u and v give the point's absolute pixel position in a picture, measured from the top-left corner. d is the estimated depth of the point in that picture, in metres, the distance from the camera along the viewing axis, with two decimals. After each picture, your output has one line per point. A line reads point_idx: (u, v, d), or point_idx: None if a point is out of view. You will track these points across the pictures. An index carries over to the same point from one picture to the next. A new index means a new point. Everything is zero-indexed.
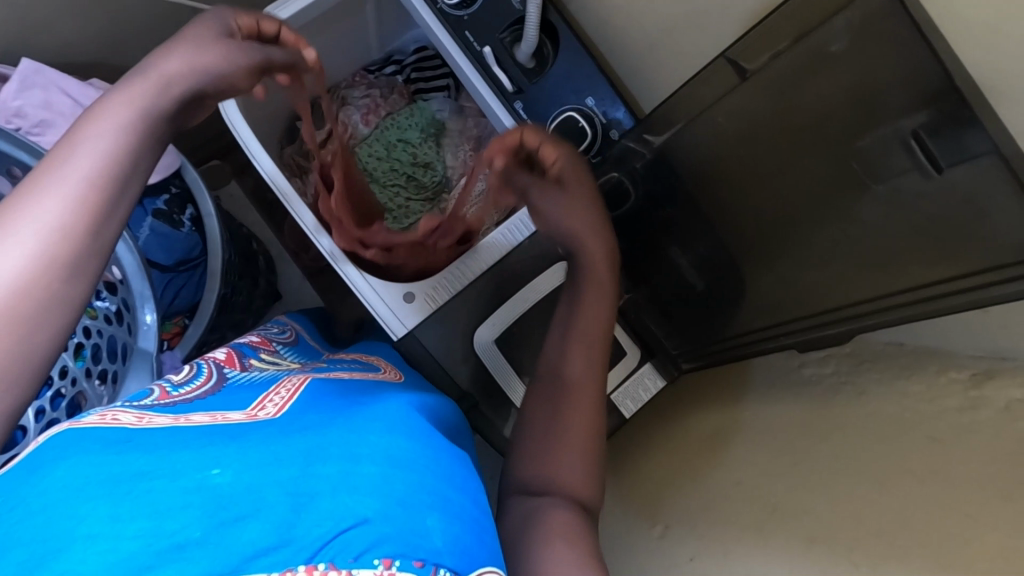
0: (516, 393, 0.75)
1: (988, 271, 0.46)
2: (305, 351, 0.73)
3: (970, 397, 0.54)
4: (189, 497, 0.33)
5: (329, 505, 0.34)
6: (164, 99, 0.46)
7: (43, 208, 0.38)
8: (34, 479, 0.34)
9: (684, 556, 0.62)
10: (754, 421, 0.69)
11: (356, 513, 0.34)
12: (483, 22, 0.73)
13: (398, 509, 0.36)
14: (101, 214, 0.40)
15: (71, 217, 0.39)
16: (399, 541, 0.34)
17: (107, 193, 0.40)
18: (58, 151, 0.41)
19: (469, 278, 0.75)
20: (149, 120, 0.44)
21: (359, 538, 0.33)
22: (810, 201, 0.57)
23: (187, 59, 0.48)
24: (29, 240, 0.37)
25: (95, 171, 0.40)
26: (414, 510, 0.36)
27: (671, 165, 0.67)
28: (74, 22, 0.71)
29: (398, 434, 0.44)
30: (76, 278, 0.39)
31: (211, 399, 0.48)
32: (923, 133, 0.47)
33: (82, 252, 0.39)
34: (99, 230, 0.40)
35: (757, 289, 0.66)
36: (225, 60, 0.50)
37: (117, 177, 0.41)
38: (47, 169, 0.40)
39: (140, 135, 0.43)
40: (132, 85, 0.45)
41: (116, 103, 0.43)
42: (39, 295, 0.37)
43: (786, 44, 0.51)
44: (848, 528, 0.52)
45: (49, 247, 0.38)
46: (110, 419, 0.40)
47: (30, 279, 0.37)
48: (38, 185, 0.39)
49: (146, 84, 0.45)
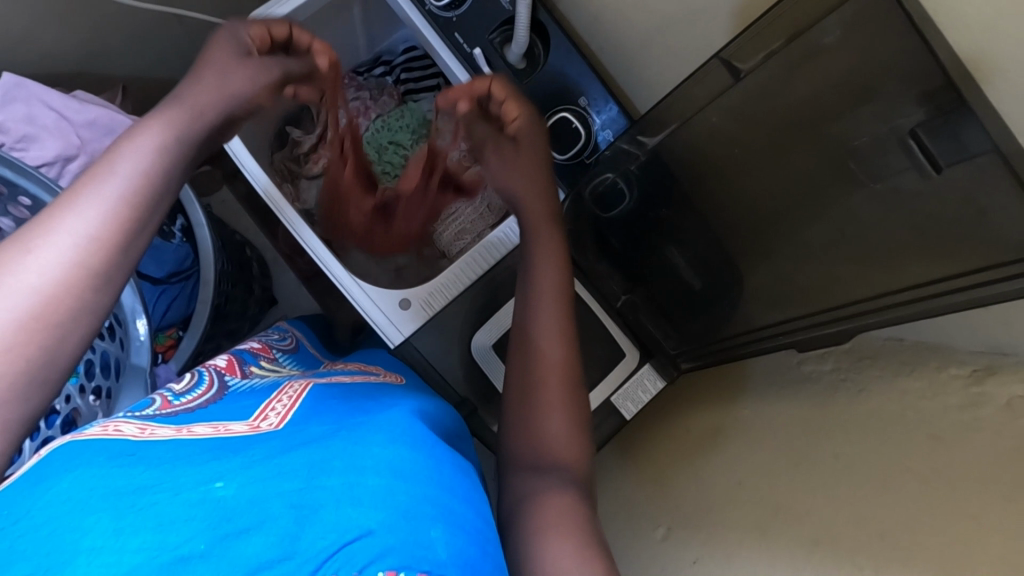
0: (497, 373, 0.74)
1: (990, 269, 0.45)
2: (304, 359, 0.72)
3: (972, 395, 0.54)
4: (192, 511, 0.31)
5: (334, 516, 0.33)
6: (196, 123, 0.50)
7: (78, 220, 0.40)
8: (35, 494, 0.33)
9: (688, 559, 0.62)
10: (754, 421, 0.68)
11: (360, 524, 0.33)
12: (472, 22, 0.72)
13: (401, 522, 0.35)
14: (130, 228, 0.42)
15: (104, 230, 0.41)
16: (403, 553, 0.33)
17: (140, 209, 0.43)
18: (96, 166, 0.43)
19: (465, 283, 0.75)
20: (186, 137, 0.48)
21: (363, 550, 0.32)
22: (809, 199, 0.56)
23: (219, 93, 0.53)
24: (63, 254, 0.39)
25: (132, 187, 0.43)
26: (418, 522, 0.36)
27: (666, 164, 0.66)
28: (54, 30, 0.69)
29: (401, 445, 0.44)
30: (104, 287, 0.40)
31: (213, 409, 0.47)
32: (922, 131, 0.46)
33: (110, 265, 0.41)
34: (127, 244, 0.42)
35: (754, 287, 0.65)
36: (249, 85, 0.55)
37: (151, 195, 0.44)
38: (84, 183, 0.42)
39: (176, 153, 0.47)
40: (167, 112, 0.49)
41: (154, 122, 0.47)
42: (68, 305, 0.38)
43: (780, 45, 0.50)
44: (852, 532, 0.52)
45: (81, 259, 0.39)
46: (112, 431, 0.38)
47: (61, 287, 0.38)
48: (74, 197, 0.41)
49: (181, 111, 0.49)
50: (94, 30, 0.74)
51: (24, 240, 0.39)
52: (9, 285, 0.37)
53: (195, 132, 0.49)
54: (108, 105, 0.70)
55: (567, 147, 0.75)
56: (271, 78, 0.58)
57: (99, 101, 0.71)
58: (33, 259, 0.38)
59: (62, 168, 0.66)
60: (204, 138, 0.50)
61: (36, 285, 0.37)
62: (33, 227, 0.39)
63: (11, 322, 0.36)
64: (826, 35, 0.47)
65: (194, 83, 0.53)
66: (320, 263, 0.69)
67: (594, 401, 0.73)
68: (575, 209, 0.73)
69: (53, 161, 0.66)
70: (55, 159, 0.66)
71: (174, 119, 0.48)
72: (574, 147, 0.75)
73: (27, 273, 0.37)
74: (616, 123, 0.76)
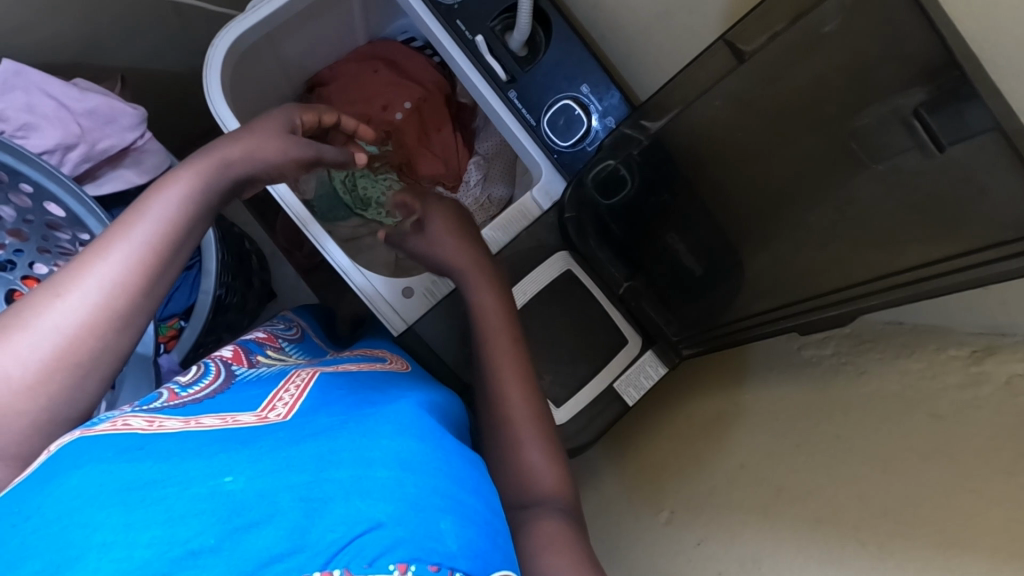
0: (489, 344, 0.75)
1: (990, 249, 0.45)
2: (310, 349, 0.72)
3: (971, 373, 0.54)
4: (202, 504, 0.31)
5: (344, 509, 0.34)
6: (225, 179, 0.51)
7: (106, 265, 0.41)
8: (45, 490, 0.32)
9: (692, 541, 0.62)
10: (756, 405, 0.69)
11: (370, 517, 0.34)
12: (473, 11, 0.73)
13: (411, 514, 0.35)
14: (153, 275, 0.43)
15: (130, 276, 0.41)
16: (413, 545, 0.34)
17: (163, 257, 0.44)
18: (129, 213, 0.45)
19: (453, 285, 0.75)
20: (212, 191, 0.50)
21: (373, 542, 0.33)
22: (811, 184, 0.57)
23: (246, 147, 0.54)
24: (91, 295, 0.39)
25: (157, 235, 0.44)
26: (426, 514, 0.36)
27: (668, 150, 0.66)
28: (53, 20, 0.69)
29: (410, 437, 0.44)
30: (125, 328, 0.41)
31: (221, 400, 0.47)
32: (924, 111, 0.46)
33: (133, 308, 0.41)
34: (150, 288, 0.43)
35: (756, 273, 0.66)
36: (280, 152, 0.57)
37: (175, 244, 0.45)
38: (115, 230, 0.43)
39: (202, 205, 0.48)
40: (198, 163, 0.50)
41: (182, 173, 0.48)
42: (89, 348, 0.39)
43: (784, 26, 0.50)
44: (854, 510, 0.52)
45: (104, 303, 0.40)
46: (120, 425, 0.38)
47: (84, 330, 0.39)
48: (106, 242, 0.42)
49: (209, 164, 0.51)
50: (94, 19, 0.73)
51: (53, 284, 0.39)
52: (35, 326, 0.38)
53: (221, 186, 0.51)
54: (108, 93, 0.70)
55: (570, 134, 0.76)
56: (302, 153, 0.59)
57: (100, 90, 0.70)
58: (61, 302, 0.39)
59: (63, 156, 0.66)
60: (225, 191, 0.51)
61: (60, 327, 0.38)
62: (62, 272, 0.40)
63: (34, 363, 0.37)
64: (830, 18, 0.47)
65: (228, 139, 0.54)
66: (326, 255, 0.69)
67: (575, 408, 0.73)
68: (578, 195, 0.73)
69: (54, 149, 0.65)
70: (56, 147, 0.65)
71: (203, 172, 0.50)
72: (574, 134, 0.76)
73: (52, 315, 0.38)
74: (618, 110, 0.75)
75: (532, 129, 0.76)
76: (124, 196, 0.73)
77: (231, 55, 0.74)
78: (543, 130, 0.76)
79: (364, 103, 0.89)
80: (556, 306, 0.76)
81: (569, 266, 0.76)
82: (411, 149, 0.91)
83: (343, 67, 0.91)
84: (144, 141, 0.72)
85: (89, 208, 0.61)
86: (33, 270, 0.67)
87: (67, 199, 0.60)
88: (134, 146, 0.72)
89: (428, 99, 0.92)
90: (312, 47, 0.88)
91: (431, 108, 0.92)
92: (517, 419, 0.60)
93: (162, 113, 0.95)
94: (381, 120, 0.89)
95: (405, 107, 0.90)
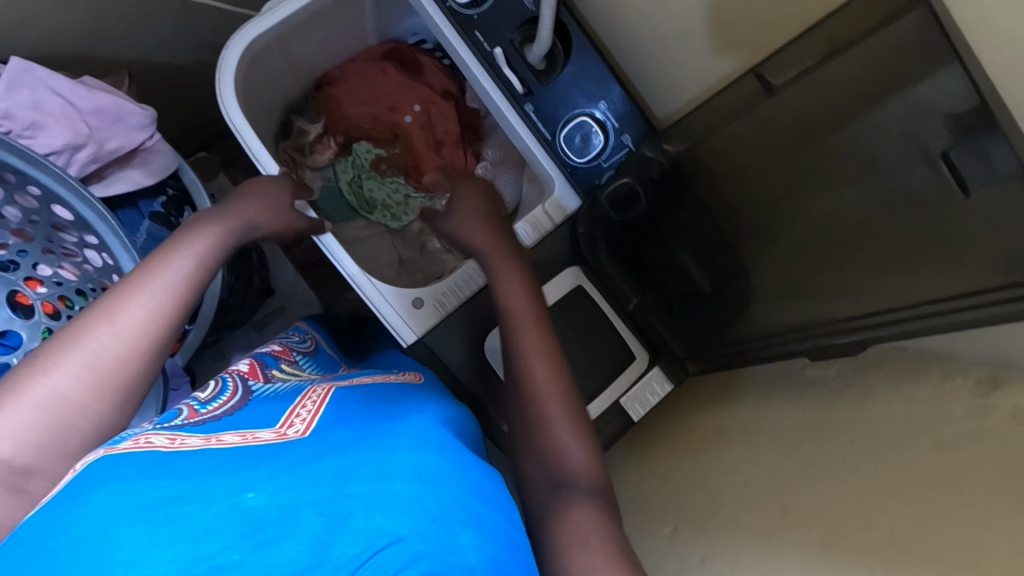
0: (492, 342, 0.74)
1: (1003, 287, 0.46)
2: (323, 361, 0.72)
3: (976, 405, 0.54)
4: (225, 521, 0.31)
5: (365, 523, 0.33)
6: (244, 235, 0.58)
7: (148, 298, 0.46)
8: (73, 506, 0.31)
9: (698, 558, 0.64)
10: (761, 423, 0.70)
11: (392, 531, 0.33)
12: (492, 20, 0.72)
13: (431, 528, 0.35)
14: (183, 308, 0.48)
15: (166, 309, 0.46)
16: (435, 559, 0.33)
17: (192, 293, 0.49)
18: (162, 253, 0.50)
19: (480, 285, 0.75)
20: (231, 238, 0.56)
21: (395, 556, 0.32)
22: (828, 212, 0.57)
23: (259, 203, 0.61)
24: (135, 325, 0.44)
25: (188, 273, 0.49)
26: (447, 527, 0.36)
27: (683, 171, 0.68)
28: (55, 13, 0.67)
29: (427, 450, 0.44)
30: (161, 355, 0.46)
31: (241, 416, 0.46)
32: (952, 154, 0.47)
33: (167, 337, 0.46)
34: (182, 320, 0.48)
35: (768, 294, 0.66)
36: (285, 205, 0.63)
37: (201, 283, 0.50)
38: (153, 267, 0.48)
39: (223, 250, 0.54)
40: (221, 218, 0.56)
41: (207, 222, 0.55)
42: (133, 371, 0.44)
43: (817, 61, 0.53)
44: (861, 536, 0.53)
45: (147, 331, 0.45)
46: (144, 443, 0.37)
47: (127, 355, 0.43)
48: (146, 277, 0.47)
49: (230, 216, 0.57)
50: (97, 13, 0.71)
51: (103, 314, 0.44)
52: (86, 349, 0.42)
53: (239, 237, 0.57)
54: (116, 91, 0.68)
55: (586, 150, 0.76)
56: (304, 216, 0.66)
57: (107, 87, 0.68)
58: (112, 329, 0.43)
59: (70, 156, 0.65)
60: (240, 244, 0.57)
61: (109, 353, 0.43)
62: (108, 303, 0.45)
63: (86, 384, 0.41)
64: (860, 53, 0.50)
65: (241, 197, 0.60)
66: (331, 259, 0.68)
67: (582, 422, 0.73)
68: (592, 209, 0.74)
69: (62, 149, 0.64)
70: (63, 148, 0.64)
71: (225, 221, 0.56)
72: (590, 151, 0.76)
73: (104, 340, 0.43)
74: (635, 126, 0.76)
75: (548, 142, 0.76)
76: (128, 196, 0.73)
77: (243, 57, 0.73)
78: (559, 145, 0.76)
79: (368, 109, 0.88)
80: (565, 318, 0.76)
81: (580, 281, 0.77)
82: (418, 152, 0.90)
83: (352, 66, 0.89)
84: (152, 142, 0.71)
85: (99, 213, 0.62)
86: (36, 271, 0.64)
87: (74, 201, 0.61)
88: (142, 147, 0.71)
89: (435, 101, 0.90)
90: (321, 46, 0.87)
91: (439, 112, 0.90)
92: (529, 434, 0.60)
93: (162, 104, 0.93)
94: (387, 125, 0.89)
95: (413, 109, 0.89)
